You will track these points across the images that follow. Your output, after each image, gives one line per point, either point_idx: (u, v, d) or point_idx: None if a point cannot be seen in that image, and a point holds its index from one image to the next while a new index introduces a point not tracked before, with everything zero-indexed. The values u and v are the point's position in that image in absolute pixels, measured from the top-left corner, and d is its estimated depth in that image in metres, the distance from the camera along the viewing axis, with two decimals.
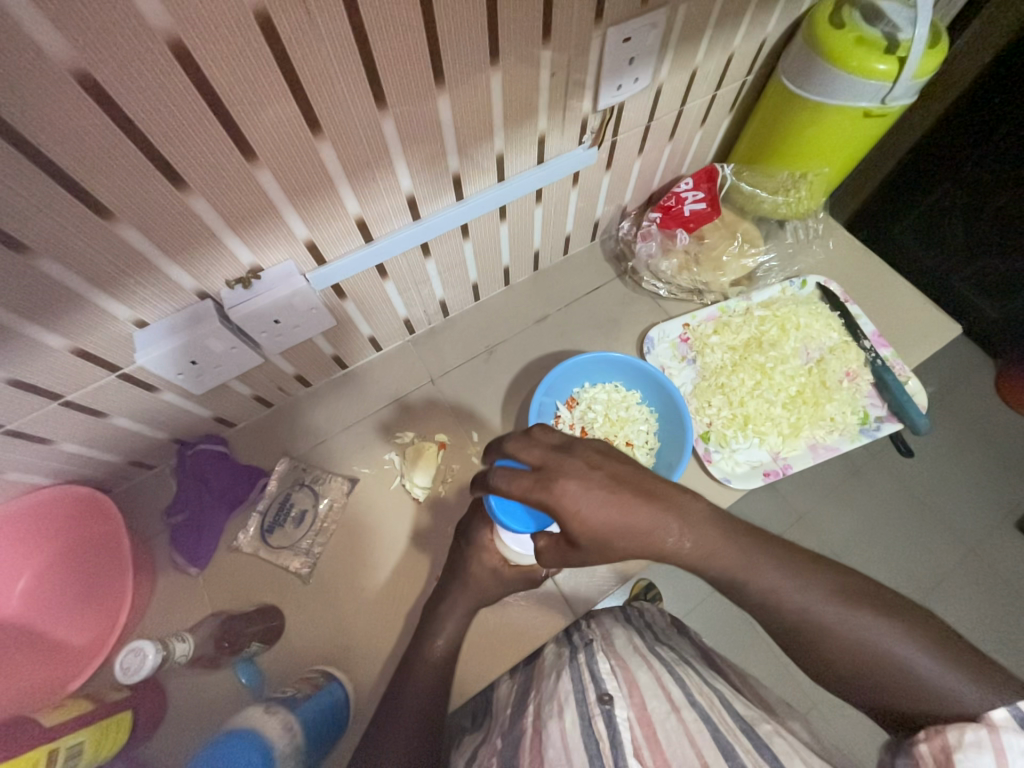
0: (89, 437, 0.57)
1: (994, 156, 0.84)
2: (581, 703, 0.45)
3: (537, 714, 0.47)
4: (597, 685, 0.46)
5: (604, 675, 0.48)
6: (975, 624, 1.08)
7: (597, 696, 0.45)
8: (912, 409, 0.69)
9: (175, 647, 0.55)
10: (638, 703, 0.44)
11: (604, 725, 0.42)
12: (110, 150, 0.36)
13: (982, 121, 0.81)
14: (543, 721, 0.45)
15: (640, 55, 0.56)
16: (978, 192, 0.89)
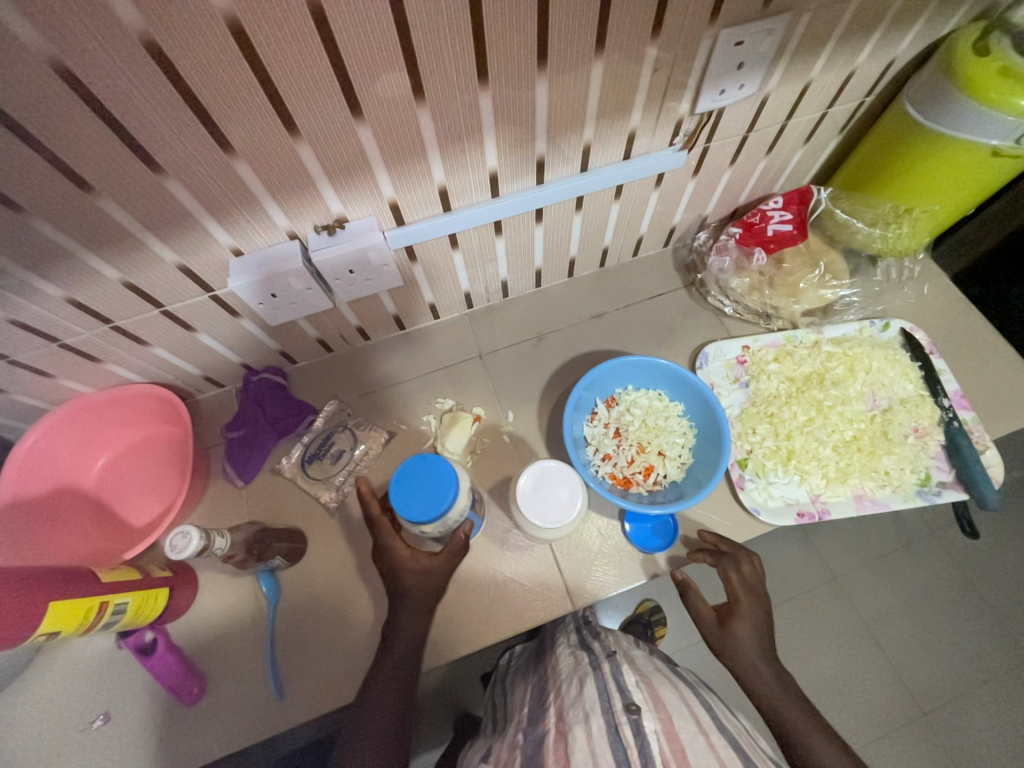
0: (177, 347, 0.64)
1: None
2: (607, 710, 0.46)
3: (560, 717, 0.49)
4: (624, 695, 0.48)
5: (630, 686, 0.49)
6: (1015, 737, 0.97)
7: (624, 704, 0.46)
8: (982, 481, 0.63)
9: (215, 541, 0.56)
10: (666, 719, 0.46)
11: (631, 733, 0.43)
12: (242, 89, 0.40)
13: None
14: (567, 726, 0.46)
15: (750, 61, 0.54)
16: None
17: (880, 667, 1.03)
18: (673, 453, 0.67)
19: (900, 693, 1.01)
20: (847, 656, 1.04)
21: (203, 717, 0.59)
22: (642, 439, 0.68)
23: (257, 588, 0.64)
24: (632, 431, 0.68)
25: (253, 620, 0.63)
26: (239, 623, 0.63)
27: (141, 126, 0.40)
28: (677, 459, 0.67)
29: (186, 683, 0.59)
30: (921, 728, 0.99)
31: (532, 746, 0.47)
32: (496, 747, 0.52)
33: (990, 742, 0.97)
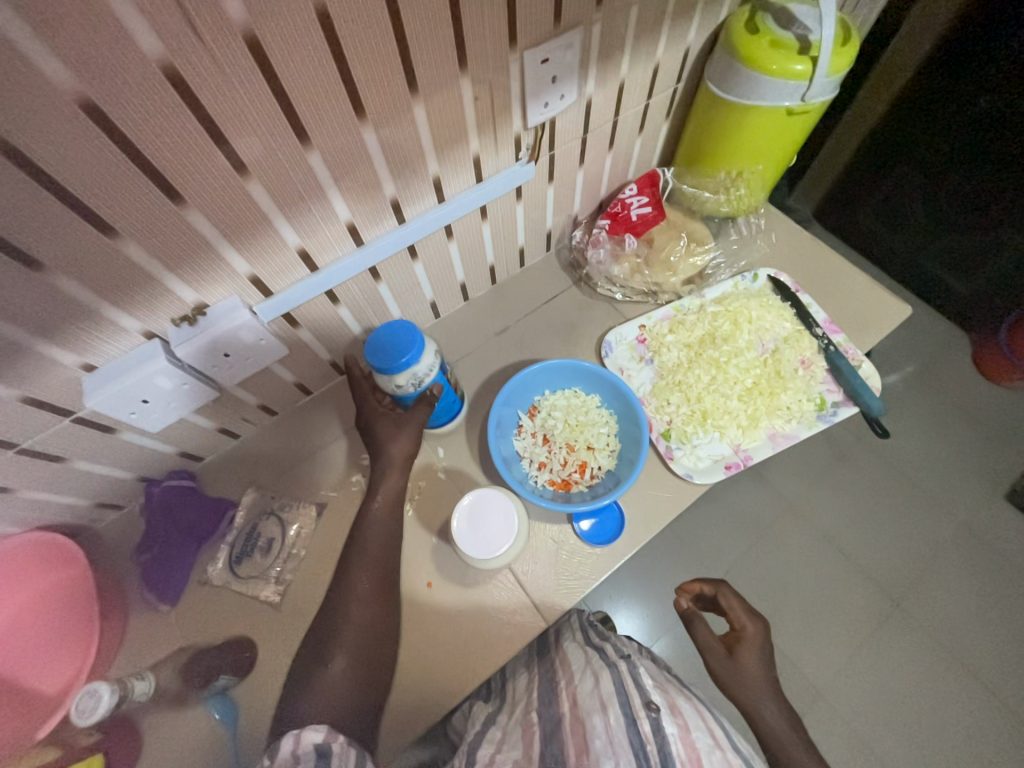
0: (52, 483, 0.57)
1: (945, 135, 0.95)
2: (625, 704, 0.47)
3: (575, 704, 0.49)
4: (642, 693, 0.48)
5: (648, 686, 0.50)
6: (973, 602, 1.07)
7: (643, 701, 0.47)
8: (865, 392, 0.70)
9: (134, 686, 0.57)
10: (683, 725, 0.46)
11: (650, 729, 0.44)
12: (33, 203, 0.37)
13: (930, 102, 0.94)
14: (584, 712, 0.47)
15: (561, 73, 0.58)
16: (932, 173, 1.01)
17: (849, 577, 1.10)
18: (601, 444, 0.69)
19: (873, 595, 1.09)
20: (821, 577, 1.11)
21: None
22: (569, 438, 0.69)
23: (212, 716, 0.58)
24: (559, 434, 0.70)
25: (216, 752, 0.57)
26: (201, 761, 0.57)
27: None
28: (606, 448, 0.69)
29: None
30: (899, 622, 1.07)
31: (548, 727, 0.48)
32: (503, 722, 0.53)
33: (956, 613, 1.07)
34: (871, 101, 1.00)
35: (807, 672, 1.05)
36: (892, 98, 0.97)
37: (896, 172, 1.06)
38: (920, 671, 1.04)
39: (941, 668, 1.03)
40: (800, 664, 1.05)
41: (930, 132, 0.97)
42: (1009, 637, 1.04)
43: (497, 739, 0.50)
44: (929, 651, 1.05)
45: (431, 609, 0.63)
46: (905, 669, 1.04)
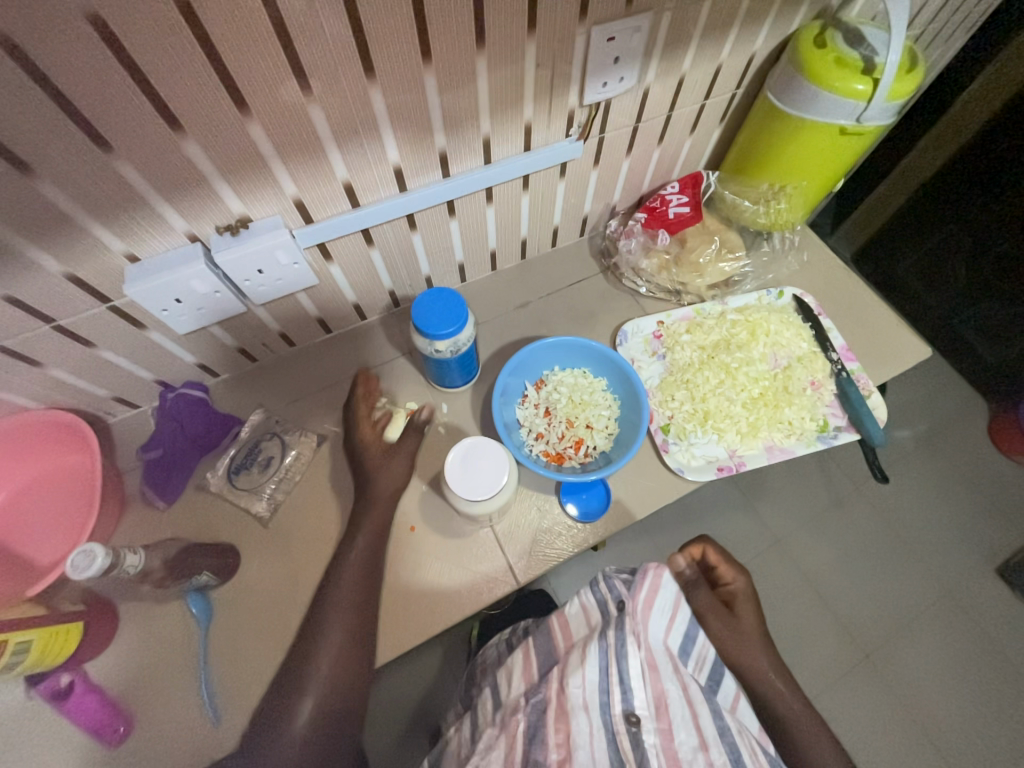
0: (76, 366, 0.60)
1: (997, 204, 0.96)
2: (606, 708, 0.44)
3: (562, 686, 0.46)
4: (625, 699, 0.45)
5: (635, 679, 0.45)
6: (943, 662, 1.07)
7: (625, 712, 0.44)
8: (868, 421, 0.71)
9: (126, 557, 0.57)
10: (666, 731, 0.44)
11: (629, 745, 0.43)
12: (109, 82, 0.39)
13: (985, 167, 0.94)
14: (569, 703, 0.45)
15: (624, 55, 0.59)
16: (980, 237, 1.01)
17: (823, 616, 1.11)
18: (600, 425, 0.71)
19: (844, 638, 1.09)
20: (795, 610, 1.11)
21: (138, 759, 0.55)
22: (570, 415, 0.71)
23: (187, 611, 0.61)
24: (560, 409, 0.71)
25: (188, 644, 0.60)
26: (170, 649, 0.60)
27: (5, 128, 0.39)
28: (605, 430, 0.71)
29: (110, 720, 0.56)
30: (865, 668, 1.07)
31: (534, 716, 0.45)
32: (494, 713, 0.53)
33: (924, 671, 1.06)
34: (926, 154, 0.99)
35: None
36: (948, 157, 0.98)
37: (944, 228, 1.05)
38: (877, 721, 1.03)
39: (898, 721, 1.03)
40: None
41: (984, 192, 0.96)
42: (970, 702, 1.04)
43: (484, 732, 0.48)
44: (888, 700, 1.05)
45: (410, 551, 0.65)
46: (862, 712, 1.04)
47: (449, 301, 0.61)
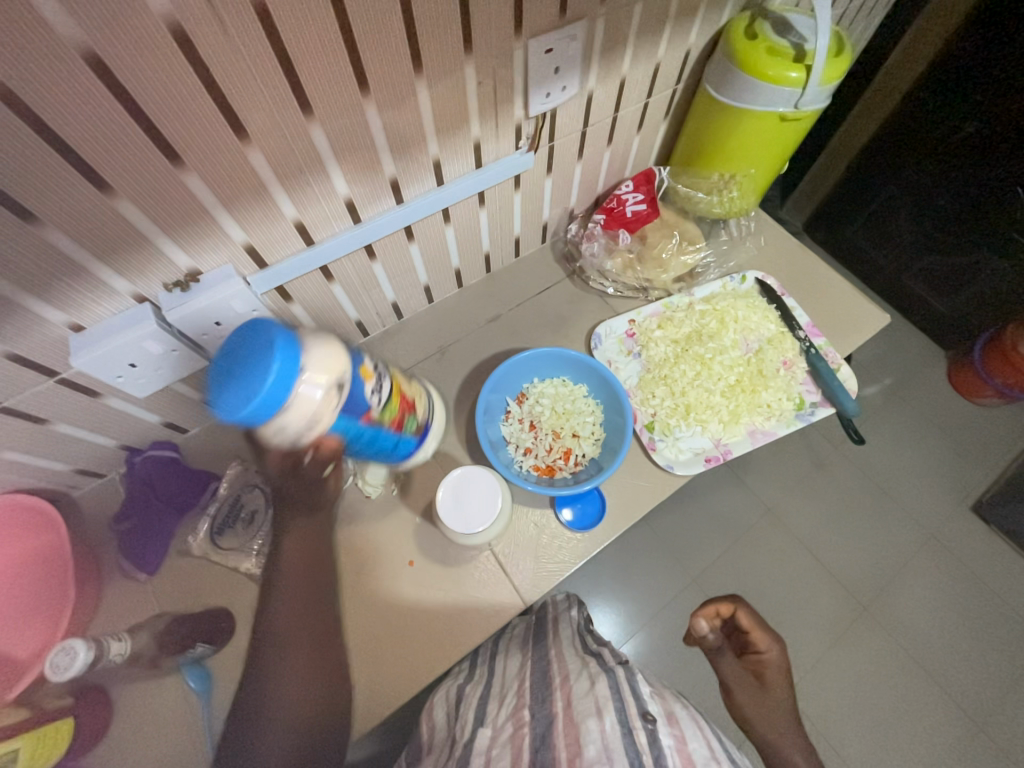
0: (31, 446, 0.56)
1: (926, 164, 1.00)
2: (622, 712, 0.47)
3: (568, 702, 0.49)
4: (640, 703, 0.48)
5: (644, 695, 0.51)
6: (936, 608, 1.11)
7: (640, 712, 0.47)
8: (841, 394, 0.73)
9: (110, 646, 0.55)
10: (678, 736, 0.47)
11: (646, 739, 0.44)
12: (27, 152, 0.37)
13: (912, 129, 0.98)
14: (578, 714, 0.47)
15: (564, 64, 0.59)
16: (919, 194, 1.04)
17: (821, 579, 1.14)
18: (586, 432, 0.71)
19: (842, 598, 1.12)
20: (793, 579, 1.14)
21: None
22: (555, 426, 0.71)
23: (186, 685, 0.58)
24: (545, 421, 0.71)
25: (191, 719, 0.57)
26: (173, 726, 0.57)
27: None
28: (591, 436, 0.71)
29: None
30: (865, 624, 1.10)
31: (539, 731, 0.47)
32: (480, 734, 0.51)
33: (920, 618, 1.11)
34: (862, 119, 1.06)
35: None
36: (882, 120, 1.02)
37: (885, 189, 1.09)
38: (883, 673, 1.07)
39: (902, 670, 1.07)
40: None
41: (915, 156, 1.00)
42: (965, 642, 1.08)
43: (487, 738, 0.48)
44: (890, 652, 1.09)
45: (412, 585, 0.64)
46: (868, 668, 1.08)
47: (245, 362, 0.42)
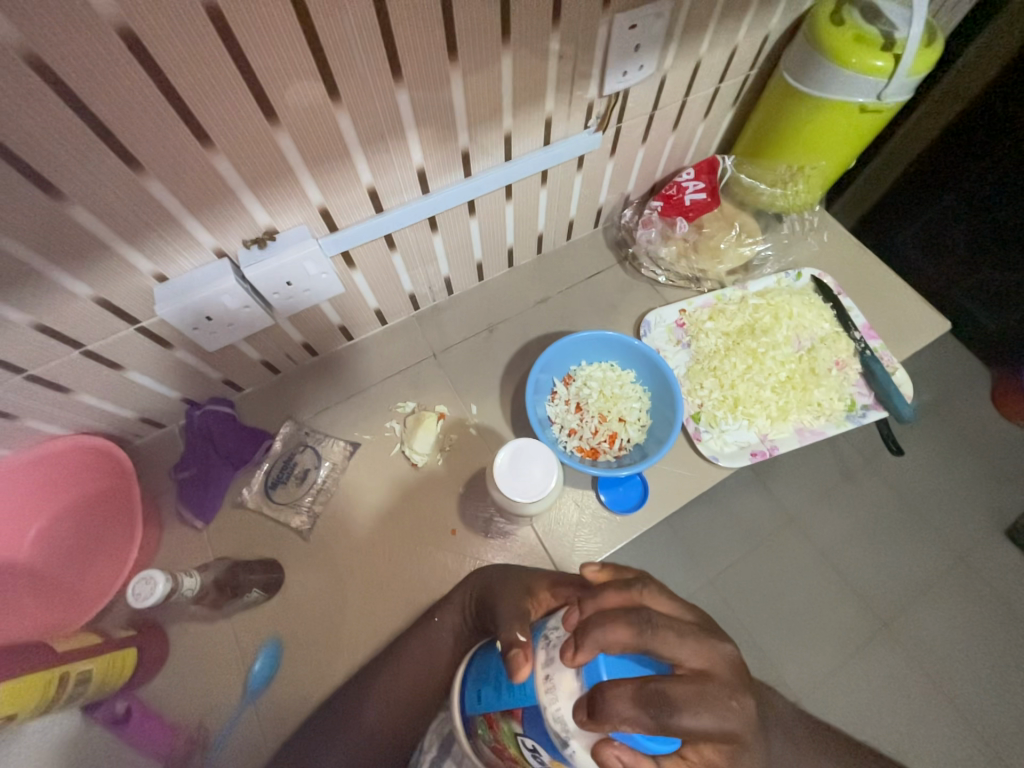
0: (106, 390, 0.59)
1: (993, 171, 0.90)
2: None
3: None
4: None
5: None
6: (961, 627, 1.09)
7: None
8: (896, 398, 0.71)
9: (183, 580, 0.54)
10: None
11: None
12: (142, 101, 0.38)
13: (982, 133, 0.88)
14: None
15: (645, 43, 0.58)
16: (979, 204, 0.95)
17: (841, 589, 1.11)
18: (632, 418, 0.71)
19: (862, 610, 1.09)
20: (814, 587, 1.11)
21: None
22: (602, 409, 0.71)
23: (238, 628, 0.61)
24: (592, 404, 0.71)
25: (240, 661, 0.60)
26: (224, 665, 0.60)
27: (37, 153, 0.38)
28: (637, 423, 0.71)
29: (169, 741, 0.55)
30: (883, 638, 1.08)
31: None
32: None
33: (942, 637, 1.08)
34: (924, 123, 0.92)
35: (787, 674, 1.06)
36: (946, 124, 0.91)
37: (941, 196, 0.98)
38: (900, 687, 1.05)
39: (919, 687, 1.05)
40: (781, 665, 1.06)
41: (980, 158, 0.90)
42: (990, 665, 1.05)
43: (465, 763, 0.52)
44: (910, 668, 1.06)
45: (453, 554, 0.66)
46: (885, 681, 1.05)
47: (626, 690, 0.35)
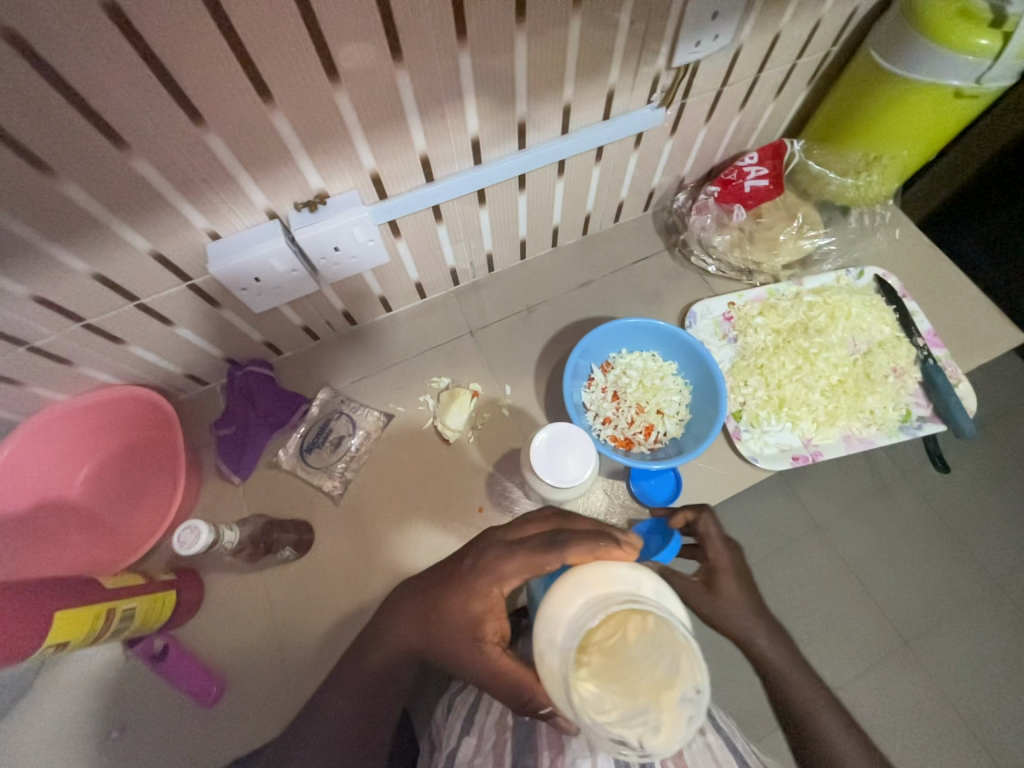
0: (156, 344, 0.61)
1: None
2: None
3: None
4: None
5: None
6: (996, 655, 1.02)
7: None
8: (958, 412, 0.67)
9: (225, 534, 0.56)
10: None
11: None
12: (209, 51, 0.38)
13: None
14: None
15: (723, 10, 0.54)
16: None
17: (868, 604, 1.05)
18: (670, 411, 0.69)
19: (887, 626, 1.04)
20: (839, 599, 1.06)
21: (227, 719, 0.59)
22: (640, 399, 0.69)
23: (269, 583, 0.64)
24: (630, 393, 0.70)
25: (267, 613, 0.63)
26: (254, 615, 0.63)
27: (106, 102, 0.38)
28: (675, 416, 0.69)
29: (204, 683, 0.58)
30: (906, 657, 1.02)
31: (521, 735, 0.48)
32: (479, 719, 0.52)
33: (971, 663, 1.02)
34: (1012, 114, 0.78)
35: None
36: None
37: None
38: (921, 711, 0.99)
39: (942, 712, 0.99)
40: None
41: None
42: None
43: (471, 749, 0.49)
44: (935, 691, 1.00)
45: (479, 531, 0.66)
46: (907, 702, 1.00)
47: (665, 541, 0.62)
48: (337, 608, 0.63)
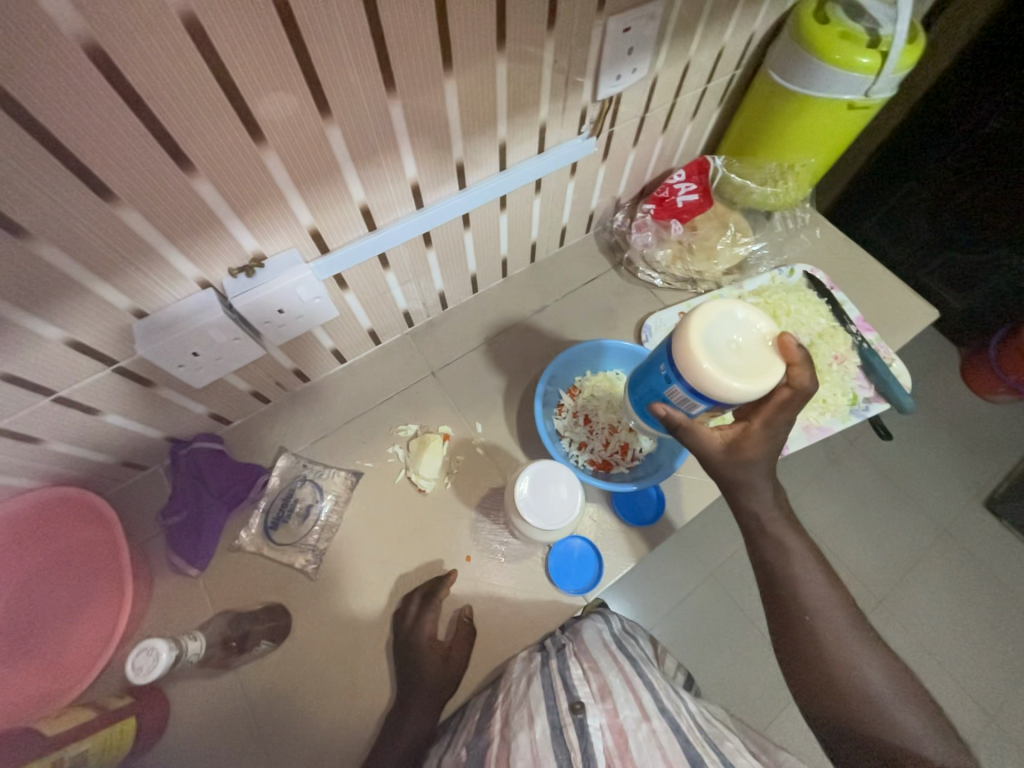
0: (80, 436, 0.54)
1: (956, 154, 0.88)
2: (552, 710, 0.45)
3: (505, 722, 0.46)
4: (569, 693, 0.46)
5: (576, 680, 0.48)
6: (958, 603, 1.08)
7: (569, 704, 0.45)
8: (897, 388, 0.72)
9: (188, 645, 0.51)
10: (611, 711, 0.45)
11: (575, 735, 0.42)
12: (115, 127, 0.35)
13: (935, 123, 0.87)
14: (511, 731, 0.44)
15: (638, 46, 0.57)
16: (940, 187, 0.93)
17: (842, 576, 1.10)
18: None
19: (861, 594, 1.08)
20: None
21: None
22: (612, 420, 0.70)
23: (247, 683, 0.57)
24: (601, 415, 0.70)
25: (245, 714, 0.56)
26: (231, 720, 0.56)
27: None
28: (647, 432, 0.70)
29: None
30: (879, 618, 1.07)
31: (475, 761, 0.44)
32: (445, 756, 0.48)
33: (939, 614, 1.08)
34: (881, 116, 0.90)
35: None
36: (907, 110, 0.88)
37: (904, 184, 0.96)
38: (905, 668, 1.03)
39: (920, 664, 1.03)
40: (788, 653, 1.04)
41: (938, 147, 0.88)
42: (988, 641, 1.05)
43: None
44: (913, 648, 1.05)
45: (470, 583, 0.63)
46: None
47: None
48: (324, 690, 0.58)
